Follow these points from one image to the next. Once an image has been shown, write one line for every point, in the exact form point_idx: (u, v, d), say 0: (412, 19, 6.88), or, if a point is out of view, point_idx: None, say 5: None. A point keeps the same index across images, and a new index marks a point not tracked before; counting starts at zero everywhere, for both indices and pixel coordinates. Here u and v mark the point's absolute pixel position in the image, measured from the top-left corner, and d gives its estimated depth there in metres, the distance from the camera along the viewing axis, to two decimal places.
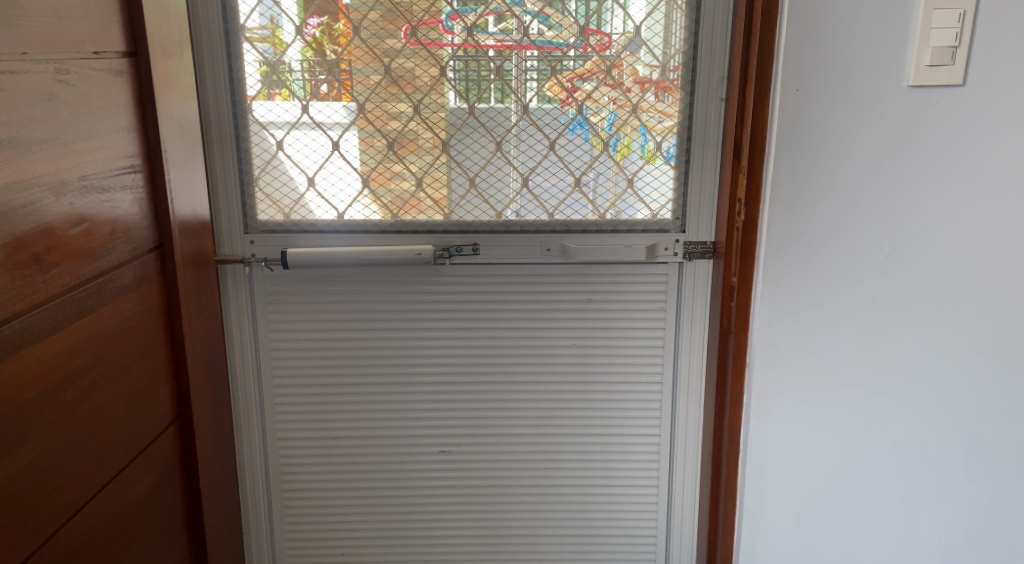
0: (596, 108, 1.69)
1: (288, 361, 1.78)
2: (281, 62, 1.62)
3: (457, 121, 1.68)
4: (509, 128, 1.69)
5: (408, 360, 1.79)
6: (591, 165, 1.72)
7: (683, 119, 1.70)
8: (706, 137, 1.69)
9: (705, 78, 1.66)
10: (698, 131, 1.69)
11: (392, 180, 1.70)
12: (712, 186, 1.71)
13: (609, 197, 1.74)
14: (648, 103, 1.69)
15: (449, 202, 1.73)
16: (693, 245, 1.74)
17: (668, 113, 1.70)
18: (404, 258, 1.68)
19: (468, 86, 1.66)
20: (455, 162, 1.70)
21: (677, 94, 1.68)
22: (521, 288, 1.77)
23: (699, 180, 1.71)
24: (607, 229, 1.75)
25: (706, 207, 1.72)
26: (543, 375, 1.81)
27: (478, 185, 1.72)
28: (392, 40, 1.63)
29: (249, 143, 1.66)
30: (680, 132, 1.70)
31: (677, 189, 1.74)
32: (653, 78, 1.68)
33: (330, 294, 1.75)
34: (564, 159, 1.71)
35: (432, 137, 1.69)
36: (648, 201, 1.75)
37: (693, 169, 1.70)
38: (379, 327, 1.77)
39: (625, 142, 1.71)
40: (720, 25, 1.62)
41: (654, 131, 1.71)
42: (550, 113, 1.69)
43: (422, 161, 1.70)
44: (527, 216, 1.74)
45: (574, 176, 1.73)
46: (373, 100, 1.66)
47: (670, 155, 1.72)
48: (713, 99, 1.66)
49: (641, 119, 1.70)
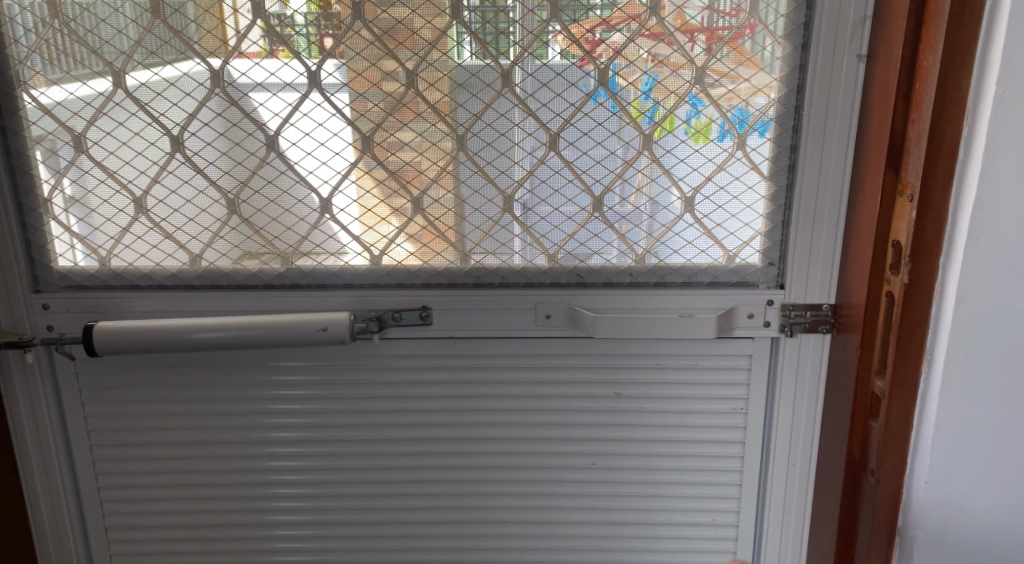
0: (631, 74, 0.95)
1: (135, 491, 1.11)
2: (283, 5, 0.92)
3: (392, 102, 0.96)
4: (476, 111, 0.96)
5: (328, 489, 1.12)
6: (622, 175, 0.98)
7: (787, 94, 0.95)
8: (829, 124, 0.95)
9: (829, 18, 0.91)
10: (812, 113, 0.95)
11: (392, 159, 0.98)
12: (838, 211, 0.98)
13: (653, 230, 1.01)
14: (722, 64, 0.94)
15: (466, 204, 1.00)
16: (795, 311, 1.02)
17: (763, 82, 0.95)
18: (297, 336, 0.99)
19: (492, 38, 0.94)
20: (474, 139, 0.98)
21: (781, 48, 0.94)
22: (502, 380, 1.07)
23: (811, 202, 0.98)
24: (649, 281, 1.03)
25: (822, 246, 0.99)
26: (541, 514, 1.13)
27: (429, 210, 1.00)
28: None
29: (29, 143, 0.98)
30: (780, 116, 0.96)
31: (771, 216, 1.00)
32: (730, 20, 0.93)
33: (194, 388, 1.07)
34: (574, 165, 0.98)
35: (442, 100, 0.96)
36: (719, 236, 1.01)
37: (802, 181, 0.97)
38: (280, 439, 1.09)
39: (681, 135, 0.97)
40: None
41: (730, 117, 0.96)
42: (548, 83, 0.95)
43: (434, 136, 0.97)
44: (511, 260, 1.03)
45: (591, 194, 0.99)
46: (370, 59, 0.95)
47: (762, 154, 0.98)
48: (844, 58, 0.92)
49: (716, 94, 0.95)
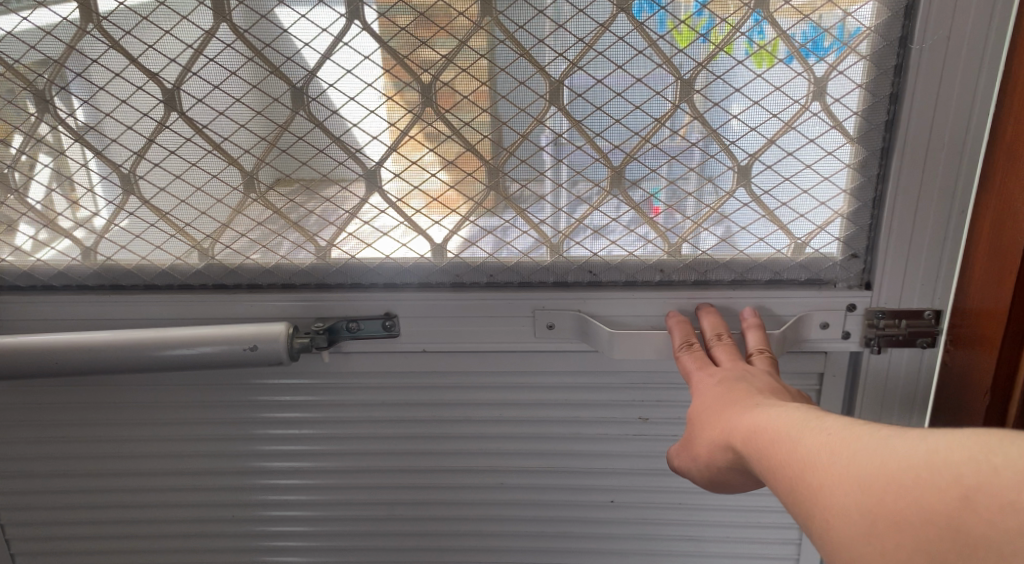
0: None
1: (56, 527, 0.92)
2: None
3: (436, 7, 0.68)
4: (445, 52, 0.69)
5: (287, 527, 0.91)
6: (650, 140, 0.71)
7: (888, 19, 0.66)
8: (950, 62, 0.67)
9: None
10: (926, 45, 0.66)
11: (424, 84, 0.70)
12: (953, 184, 0.70)
13: (692, 212, 0.74)
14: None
15: (441, 178, 0.74)
16: (887, 321, 0.75)
17: (854, 3, 0.66)
18: (216, 359, 0.76)
19: None
20: (451, 89, 0.70)
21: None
22: (491, 403, 0.84)
23: (915, 174, 0.70)
24: (686, 280, 0.77)
25: (927, 235, 0.72)
26: (543, 558, 0.91)
27: (391, 188, 0.75)
28: None
29: None
30: (876, 53, 0.67)
31: (857, 194, 0.72)
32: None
33: (106, 411, 0.86)
34: (585, 126, 0.71)
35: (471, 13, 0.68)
36: (782, 218, 0.74)
37: (905, 144, 0.69)
38: (247, 470, 0.88)
39: (734, 81, 0.69)
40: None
41: (804, 55, 0.68)
42: (546, 9, 0.68)
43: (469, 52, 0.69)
44: (501, 253, 0.77)
45: (608, 165, 0.72)
46: None
47: (849, 108, 0.69)
48: None
49: (786, 21, 0.67)
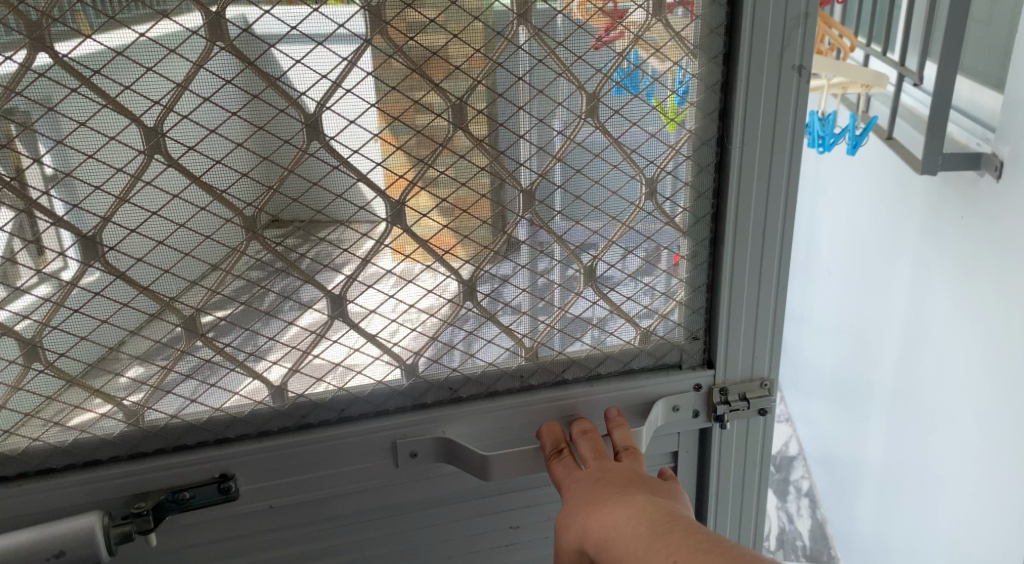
0: (502, 109, 0.64)
1: None
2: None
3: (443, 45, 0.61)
4: (397, 117, 0.62)
5: None
6: (501, 252, 0.69)
7: (706, 123, 0.69)
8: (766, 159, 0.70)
9: (761, 17, 0.65)
10: (744, 147, 0.69)
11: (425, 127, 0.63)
12: (776, 266, 0.75)
13: (545, 316, 0.72)
14: (624, 88, 0.65)
15: (276, 315, 0.66)
16: (733, 396, 0.79)
17: (675, 109, 0.68)
18: None
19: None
20: (281, 221, 0.63)
21: (696, 63, 0.66)
22: (351, 542, 0.76)
23: (745, 261, 0.74)
24: (546, 380, 0.75)
25: (756, 312, 0.76)
26: None
27: (217, 334, 0.65)
28: None
29: None
30: (699, 153, 0.70)
31: (694, 281, 0.75)
32: (636, 19, 0.63)
33: None
34: (432, 245, 0.67)
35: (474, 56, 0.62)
36: (632, 310, 0.75)
37: (733, 235, 0.72)
38: None
39: (576, 189, 0.68)
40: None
41: (637, 158, 0.68)
42: (424, 107, 0.62)
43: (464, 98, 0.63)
44: (352, 381, 0.70)
45: (459, 279, 0.69)
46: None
47: (681, 205, 0.72)
48: (778, 72, 0.67)
49: (618, 128, 0.67)
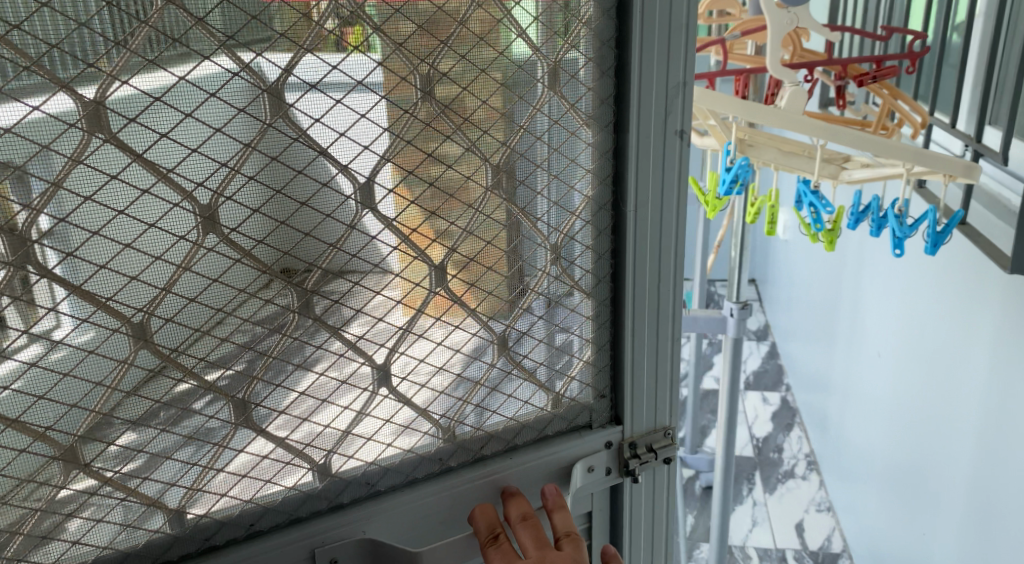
0: (426, 184, 0.62)
1: None
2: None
3: (441, 105, 0.61)
4: (411, 169, 0.61)
5: None
6: (414, 332, 0.66)
7: (601, 188, 0.71)
8: (659, 219, 0.73)
9: (646, 86, 0.68)
10: (637, 211, 0.72)
11: (429, 186, 0.62)
12: (670, 320, 0.78)
13: (461, 392, 0.70)
14: (527, 159, 0.66)
15: (175, 432, 0.59)
16: (642, 449, 0.80)
17: (574, 177, 0.69)
18: None
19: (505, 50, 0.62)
20: (176, 325, 0.57)
21: (590, 131, 0.68)
22: None
23: (646, 317, 0.76)
24: (468, 458, 0.73)
25: (656, 365, 0.79)
26: None
27: (103, 462, 0.57)
28: None
29: None
30: (597, 217, 0.72)
31: (599, 340, 0.77)
32: (535, 93, 0.65)
33: None
34: (345, 332, 0.63)
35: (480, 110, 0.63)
36: (545, 377, 0.75)
37: (633, 293, 0.75)
38: None
39: (487, 261, 0.67)
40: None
41: (542, 226, 0.69)
42: (437, 154, 0.62)
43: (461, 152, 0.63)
44: (263, 490, 0.64)
45: (373, 365, 0.65)
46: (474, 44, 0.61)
47: (582, 267, 0.73)
48: (664, 137, 0.71)
49: (522, 199, 0.67)
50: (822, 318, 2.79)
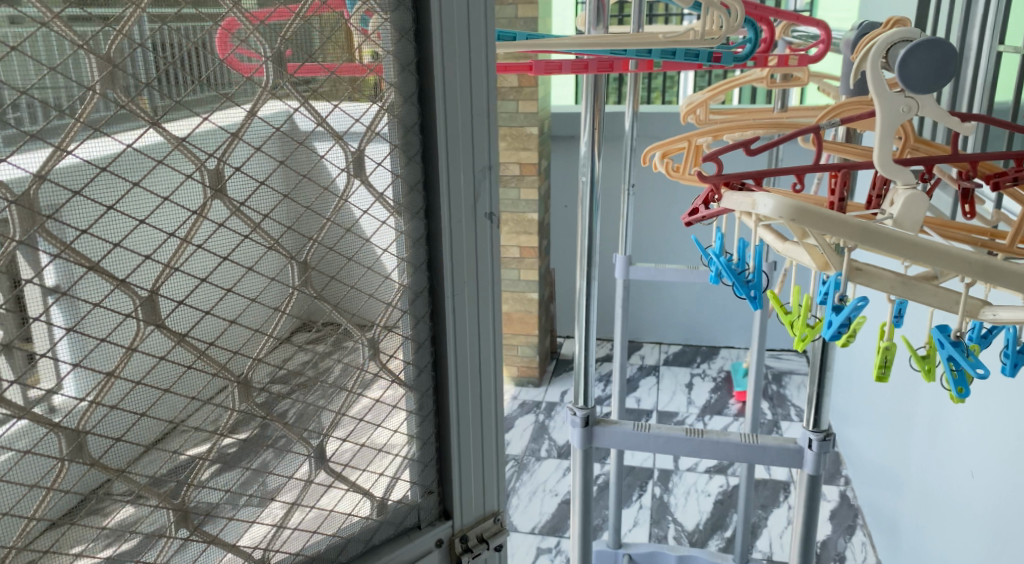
0: (340, 261, 0.61)
1: None
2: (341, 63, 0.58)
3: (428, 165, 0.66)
4: (409, 222, 0.66)
5: None
6: (218, 463, 0.56)
7: (416, 276, 0.67)
8: (475, 301, 0.71)
9: (454, 171, 0.67)
10: (455, 295, 0.69)
11: (407, 241, 0.66)
12: (492, 400, 0.76)
13: (275, 519, 0.62)
14: (338, 252, 0.60)
15: None
16: (472, 539, 0.77)
17: (389, 266, 0.65)
18: None
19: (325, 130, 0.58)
20: None
21: (400, 219, 0.65)
22: None
23: (469, 401, 0.74)
24: None
25: (482, 450, 0.76)
26: None
27: None
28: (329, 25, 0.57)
29: None
30: (412, 307, 0.68)
31: (422, 434, 0.72)
32: (343, 181, 0.60)
33: None
34: (134, 475, 0.51)
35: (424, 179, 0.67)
36: (365, 486, 0.68)
37: (455, 379, 0.72)
38: None
39: (301, 367, 0.60)
40: (464, 36, 0.65)
41: (359, 321, 0.63)
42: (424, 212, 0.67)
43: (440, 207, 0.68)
44: None
45: (168, 508, 0.54)
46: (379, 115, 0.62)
47: (400, 361, 0.68)
48: (474, 219, 0.69)
49: (334, 295, 0.61)
50: (902, 425, 2.26)
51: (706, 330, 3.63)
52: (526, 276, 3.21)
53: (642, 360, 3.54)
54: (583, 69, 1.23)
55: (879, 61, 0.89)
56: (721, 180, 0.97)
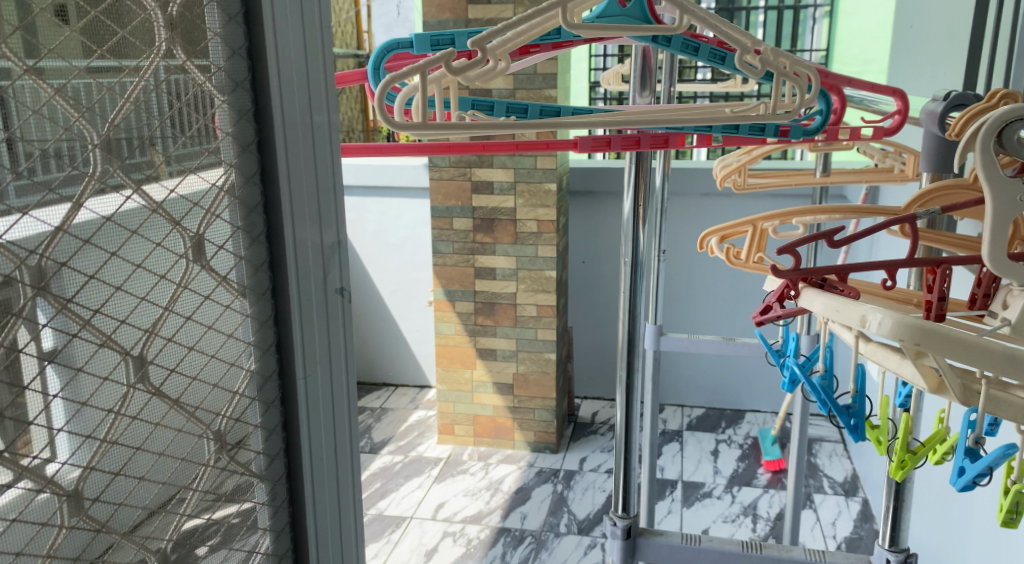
0: (177, 345, 0.63)
1: None
2: (144, 145, 0.58)
3: (241, 238, 0.67)
4: (227, 302, 0.66)
5: None
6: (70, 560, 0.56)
7: (263, 352, 0.70)
8: (326, 365, 0.76)
9: (297, 244, 0.70)
10: (306, 367, 0.73)
11: (225, 321, 0.67)
12: (348, 463, 0.80)
13: None
14: (177, 340, 0.63)
15: None
16: None
17: (232, 350, 0.68)
18: None
19: (179, 210, 0.61)
20: None
21: (243, 299, 0.68)
22: None
23: (327, 459, 0.77)
24: None
25: (339, 505, 0.80)
26: None
27: None
28: (167, 98, 0.60)
29: None
30: (261, 386, 0.70)
31: (281, 499, 0.74)
32: (183, 271, 0.62)
33: None
34: None
35: (251, 254, 0.68)
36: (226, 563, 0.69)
37: (310, 443, 0.75)
38: None
39: (151, 452, 0.61)
40: (306, 123, 0.70)
41: (201, 406, 0.65)
42: (238, 287, 0.67)
43: (257, 282, 0.69)
44: None
45: None
46: (205, 196, 0.63)
47: (254, 434, 0.70)
48: (320, 290, 0.74)
49: (175, 380, 0.63)
50: (939, 503, 2.22)
51: (728, 393, 3.93)
52: (543, 335, 3.43)
53: (664, 425, 3.81)
54: (632, 145, 0.96)
55: (993, 140, 0.79)
56: (799, 276, 0.88)
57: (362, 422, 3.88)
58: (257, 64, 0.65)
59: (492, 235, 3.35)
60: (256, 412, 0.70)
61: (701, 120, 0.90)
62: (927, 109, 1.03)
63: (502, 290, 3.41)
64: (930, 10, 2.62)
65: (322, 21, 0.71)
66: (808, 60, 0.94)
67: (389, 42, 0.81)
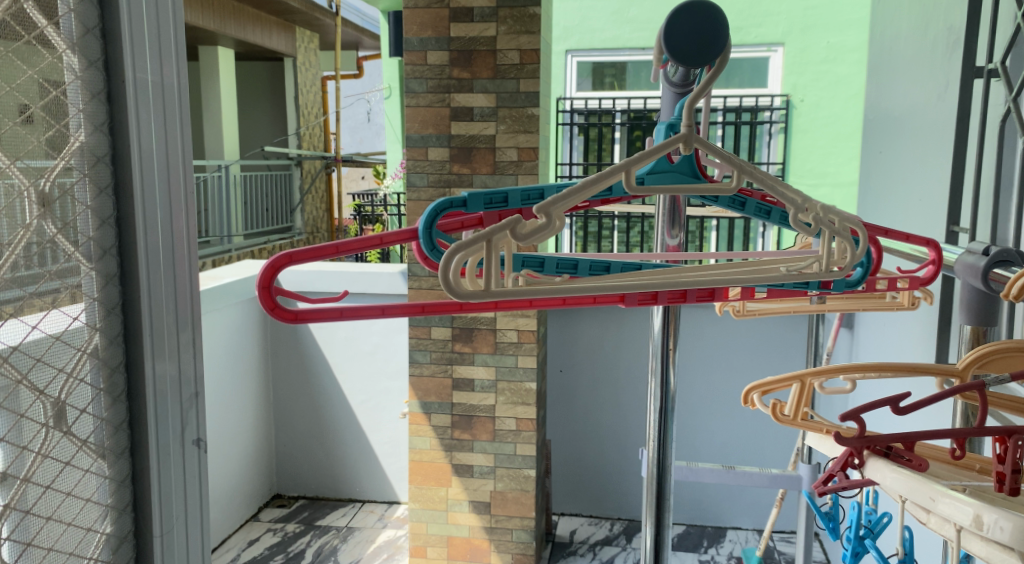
0: (44, 497, 0.90)
1: None
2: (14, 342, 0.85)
3: (100, 398, 0.96)
4: (83, 461, 0.94)
5: None
6: None
7: (121, 494, 0.99)
8: (181, 485, 1.05)
9: (156, 399, 1.00)
10: (161, 507, 1.02)
11: (82, 480, 0.94)
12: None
13: None
14: (41, 507, 0.90)
15: None
16: None
17: (89, 510, 0.95)
18: None
19: (45, 377, 0.89)
20: None
21: (102, 457, 0.96)
22: None
23: (182, 555, 1.06)
24: None
25: None
26: None
27: None
28: (43, 275, 0.88)
29: None
30: (117, 538, 0.99)
31: None
32: (46, 443, 0.89)
33: None
34: None
35: (106, 413, 0.97)
36: None
37: (165, 551, 1.03)
38: None
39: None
40: (171, 326, 1.02)
41: (61, 546, 0.92)
42: (94, 444, 0.95)
43: (110, 437, 0.97)
44: None
45: None
46: (64, 362, 0.91)
47: (108, 555, 0.98)
48: (172, 433, 1.03)
49: (40, 532, 0.90)
50: None
51: (709, 510, 3.82)
52: (522, 450, 3.31)
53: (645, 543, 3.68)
54: (678, 298, 0.93)
55: None
56: (864, 444, 0.84)
57: (327, 543, 3.65)
58: (127, 290, 0.98)
59: (471, 345, 3.27)
60: (112, 536, 0.98)
61: (745, 281, 0.86)
62: (965, 262, 1.04)
63: (481, 403, 3.31)
64: (897, 134, 2.72)
65: (190, 258, 1.05)
66: (852, 212, 0.90)
67: (443, 201, 0.81)
